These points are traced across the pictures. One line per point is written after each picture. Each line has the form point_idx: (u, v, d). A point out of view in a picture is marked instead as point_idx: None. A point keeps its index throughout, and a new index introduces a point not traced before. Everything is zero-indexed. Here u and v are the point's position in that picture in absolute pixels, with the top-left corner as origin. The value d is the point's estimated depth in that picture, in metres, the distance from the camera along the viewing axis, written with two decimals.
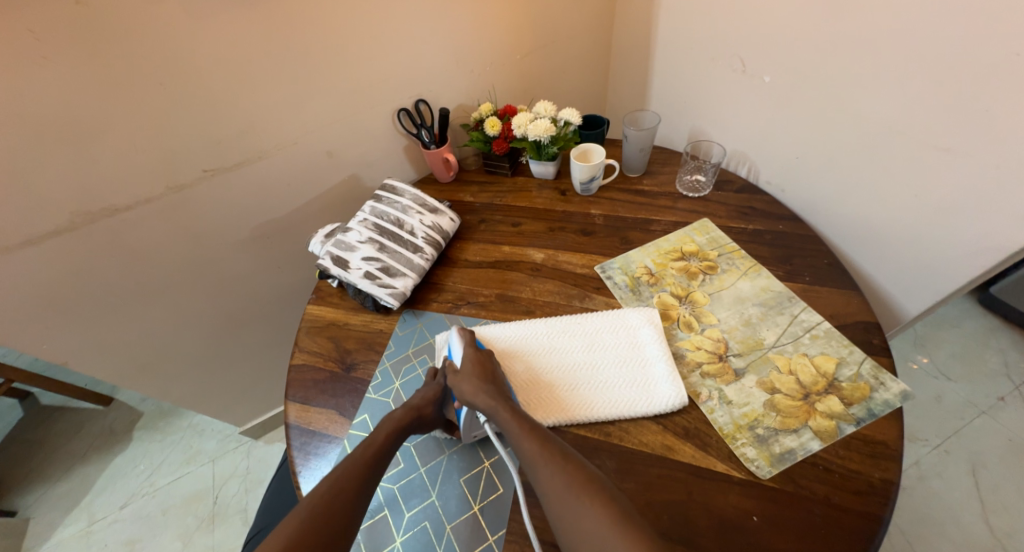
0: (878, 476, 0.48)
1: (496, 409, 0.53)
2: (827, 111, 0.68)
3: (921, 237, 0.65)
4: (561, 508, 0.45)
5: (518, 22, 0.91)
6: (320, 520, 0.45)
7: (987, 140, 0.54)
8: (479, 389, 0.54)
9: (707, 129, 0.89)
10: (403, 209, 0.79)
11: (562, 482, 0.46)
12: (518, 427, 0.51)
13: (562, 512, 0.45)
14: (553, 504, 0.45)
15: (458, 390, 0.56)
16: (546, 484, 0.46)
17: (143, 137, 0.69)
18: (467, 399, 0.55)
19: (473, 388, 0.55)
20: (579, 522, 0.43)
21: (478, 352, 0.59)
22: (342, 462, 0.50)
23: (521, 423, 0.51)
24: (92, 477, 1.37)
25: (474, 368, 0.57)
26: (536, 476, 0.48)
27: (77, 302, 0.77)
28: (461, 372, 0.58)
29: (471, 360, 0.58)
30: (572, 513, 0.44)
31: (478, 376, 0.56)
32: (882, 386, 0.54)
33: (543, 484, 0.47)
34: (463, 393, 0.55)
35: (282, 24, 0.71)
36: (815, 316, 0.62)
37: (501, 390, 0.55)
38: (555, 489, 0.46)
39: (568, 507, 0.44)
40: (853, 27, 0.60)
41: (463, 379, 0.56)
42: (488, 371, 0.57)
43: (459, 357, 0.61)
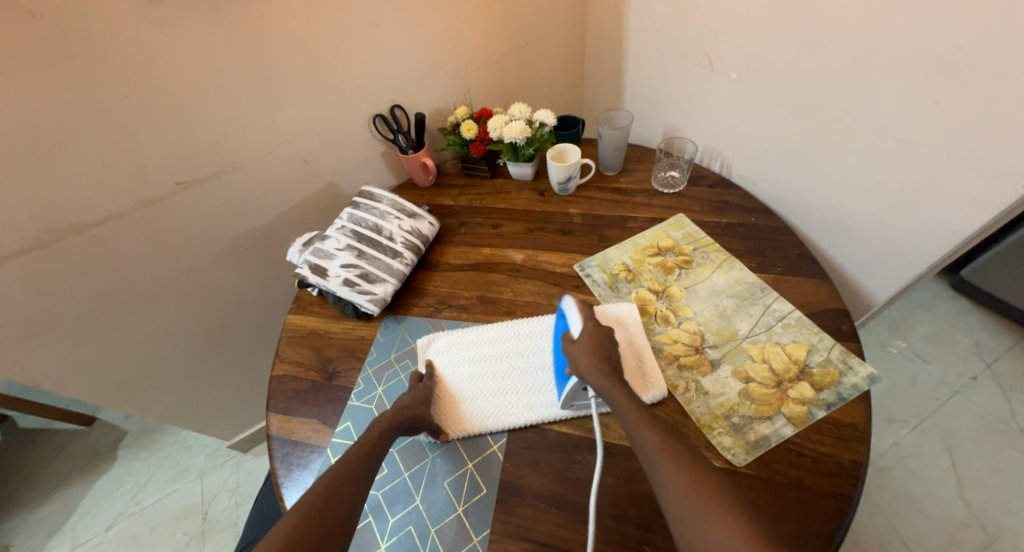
0: (848, 458, 0.50)
1: (611, 390, 0.51)
2: (792, 105, 0.69)
3: (885, 225, 0.67)
4: (680, 505, 0.41)
5: (490, 26, 0.91)
6: (317, 518, 0.44)
7: (940, 131, 0.56)
8: (596, 366, 0.53)
9: (679, 126, 0.90)
10: (381, 215, 0.79)
11: (684, 479, 0.42)
12: (633, 413, 0.49)
13: (680, 509, 0.41)
14: (672, 501, 0.42)
15: (573, 361, 0.55)
16: (665, 479, 0.43)
17: (110, 151, 0.68)
18: (581, 372, 0.54)
19: (589, 364, 0.54)
20: (699, 525, 0.40)
21: (597, 327, 0.58)
22: (338, 461, 0.50)
23: (637, 408, 0.49)
24: (76, 498, 1.33)
25: (590, 342, 0.56)
26: (653, 467, 0.45)
27: (49, 320, 0.75)
28: (578, 341, 0.57)
29: (589, 334, 0.57)
30: (693, 514, 0.40)
31: (594, 352, 0.55)
32: (851, 370, 0.56)
33: (660, 475, 0.44)
34: (577, 365, 0.55)
35: (249, 33, 0.70)
36: (786, 305, 0.64)
37: (616, 372, 0.54)
38: (676, 483, 0.42)
39: (689, 504, 0.41)
40: (811, 24, 0.61)
41: (580, 352, 0.56)
42: (604, 350, 0.56)
43: (578, 326, 0.59)
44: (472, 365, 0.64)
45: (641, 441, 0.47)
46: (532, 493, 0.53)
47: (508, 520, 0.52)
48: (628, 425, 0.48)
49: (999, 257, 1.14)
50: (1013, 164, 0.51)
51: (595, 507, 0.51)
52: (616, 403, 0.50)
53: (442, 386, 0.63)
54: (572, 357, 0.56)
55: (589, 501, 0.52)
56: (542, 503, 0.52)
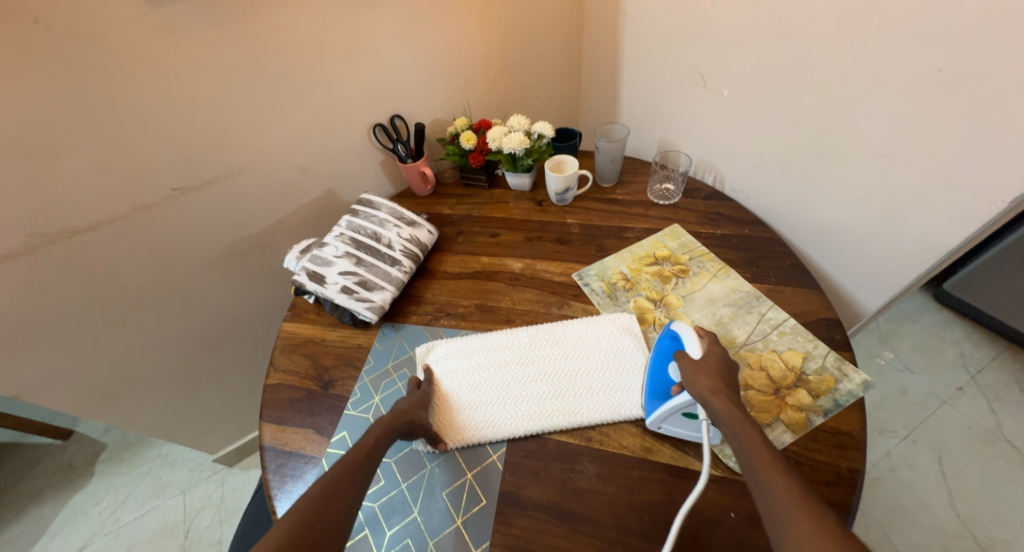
0: (845, 466, 0.50)
1: (735, 419, 0.45)
2: (783, 121, 0.71)
3: (873, 237, 0.69)
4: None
5: (488, 40, 0.93)
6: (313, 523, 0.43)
7: (923, 146, 0.58)
8: (719, 391, 0.48)
9: (674, 140, 0.93)
10: (380, 222, 0.78)
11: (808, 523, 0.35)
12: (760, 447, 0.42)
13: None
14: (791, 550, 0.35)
15: (687, 380, 0.51)
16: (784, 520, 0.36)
17: (104, 156, 0.68)
18: (700, 392, 0.49)
19: (710, 388, 0.49)
20: None
21: (722, 355, 0.54)
22: (337, 463, 0.48)
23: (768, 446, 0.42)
24: (51, 515, 1.28)
25: (715, 368, 0.52)
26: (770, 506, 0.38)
27: (33, 327, 0.73)
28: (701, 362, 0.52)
29: (710, 359, 0.53)
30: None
31: (717, 376, 0.50)
32: (846, 377, 0.57)
33: (781, 523, 0.36)
34: (697, 383, 0.50)
35: (250, 41, 0.71)
36: (781, 313, 0.65)
37: (738, 403, 0.48)
38: (796, 527, 0.35)
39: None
40: (801, 42, 0.64)
41: (699, 375, 0.51)
42: (728, 379, 0.51)
43: (697, 346, 0.54)
44: (472, 374, 0.64)
45: (759, 475, 0.40)
46: (533, 503, 0.53)
47: (508, 532, 0.51)
48: (747, 456, 0.42)
49: (980, 269, 1.17)
50: (994, 178, 0.53)
51: (596, 517, 0.51)
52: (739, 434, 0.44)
53: (440, 395, 0.62)
54: (689, 376, 0.51)
55: (589, 511, 0.51)
56: (542, 513, 0.52)
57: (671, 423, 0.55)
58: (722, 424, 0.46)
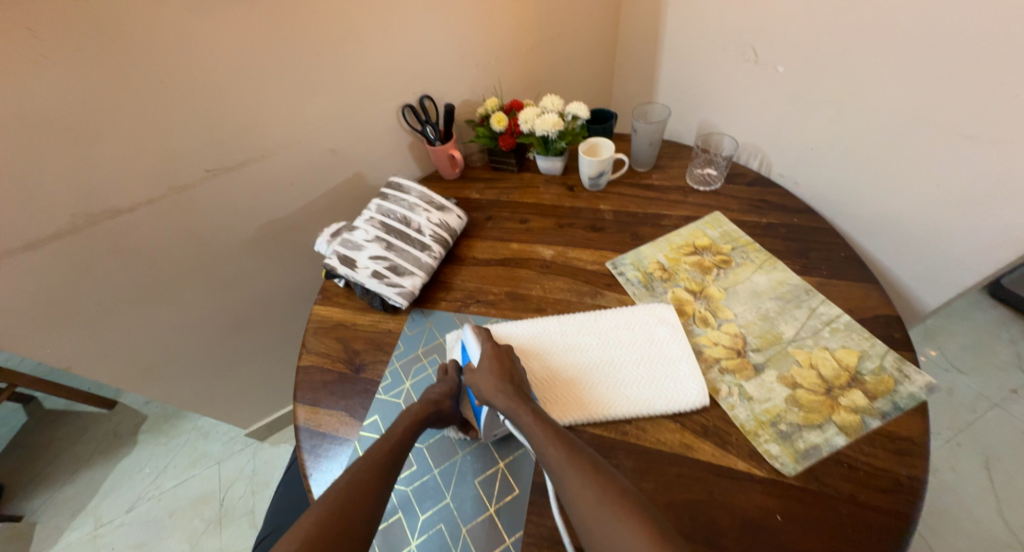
0: (906, 473, 0.47)
1: (517, 410, 0.51)
2: (844, 101, 0.66)
3: (942, 227, 0.64)
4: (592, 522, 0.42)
5: (522, 16, 0.89)
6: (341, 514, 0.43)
7: (1013, 128, 0.52)
8: (498, 389, 0.53)
9: (716, 122, 0.87)
10: (409, 206, 0.77)
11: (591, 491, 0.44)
12: (540, 432, 0.49)
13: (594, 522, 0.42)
14: (582, 514, 0.43)
15: (475, 389, 0.55)
16: (574, 494, 0.44)
17: (144, 136, 0.68)
18: (485, 398, 0.53)
19: (492, 388, 0.53)
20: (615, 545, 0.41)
21: (496, 348, 0.58)
22: (362, 456, 0.49)
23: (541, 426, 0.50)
24: (98, 479, 1.36)
25: (492, 364, 0.56)
26: (563, 486, 0.45)
27: (80, 304, 0.75)
28: (478, 367, 0.56)
29: (488, 356, 0.57)
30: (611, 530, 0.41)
31: (493, 373, 0.55)
32: (907, 379, 0.53)
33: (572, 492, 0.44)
34: (480, 391, 0.54)
35: (284, 18, 0.69)
36: (833, 309, 0.61)
37: (521, 391, 0.53)
38: (583, 499, 0.44)
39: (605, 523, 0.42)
40: (870, 14, 0.58)
41: (479, 379, 0.55)
42: (506, 370, 0.55)
43: (476, 352, 0.59)
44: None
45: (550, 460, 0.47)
46: None
47: (542, 524, 0.50)
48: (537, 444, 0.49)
49: None
50: None
51: None
52: (523, 423, 0.51)
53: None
54: (474, 386, 0.55)
55: None
56: None
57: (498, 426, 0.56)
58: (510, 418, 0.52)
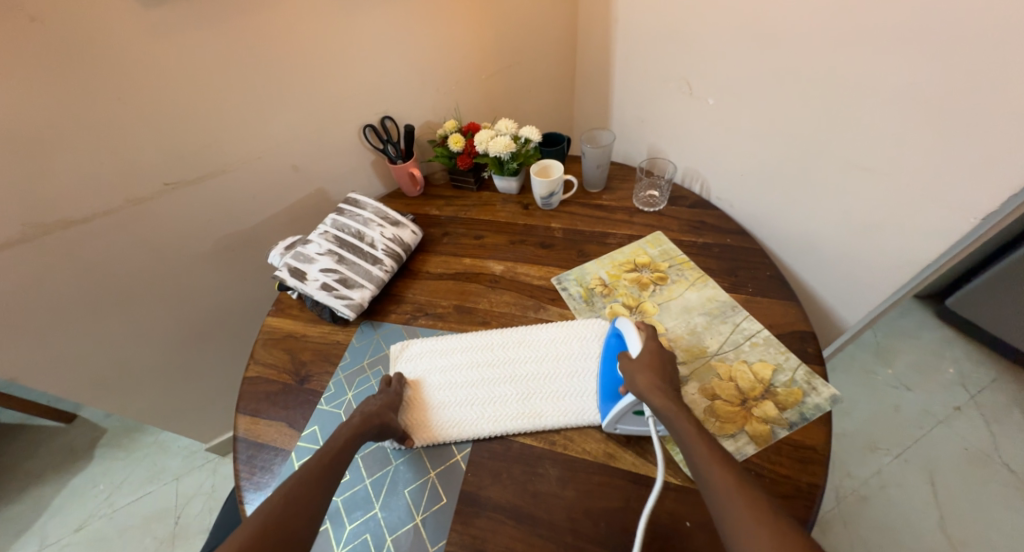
0: (806, 480, 0.50)
1: (674, 414, 0.48)
2: (766, 131, 0.71)
3: (853, 252, 0.68)
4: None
5: (480, 44, 0.94)
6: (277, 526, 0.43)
7: (901, 160, 0.57)
8: (656, 386, 0.50)
9: (662, 147, 0.92)
10: (363, 222, 0.80)
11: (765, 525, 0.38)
12: (698, 440, 0.45)
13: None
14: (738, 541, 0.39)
15: (630, 379, 0.52)
16: (740, 521, 0.39)
17: (99, 150, 0.70)
18: (641, 391, 0.50)
19: (649, 384, 0.51)
20: None
21: (660, 349, 0.56)
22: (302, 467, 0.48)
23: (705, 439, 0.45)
24: (50, 496, 1.32)
25: (652, 363, 0.54)
26: (719, 506, 0.41)
27: (29, 314, 0.76)
28: (639, 359, 0.54)
29: (649, 353, 0.54)
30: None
31: (651, 371, 0.52)
32: (815, 391, 0.56)
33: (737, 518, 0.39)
34: (637, 383, 0.51)
35: (243, 42, 0.73)
36: (755, 324, 0.64)
37: (679, 397, 0.50)
38: (755, 530, 0.38)
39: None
40: (783, 53, 0.64)
41: (641, 374, 0.52)
42: (665, 372, 0.53)
43: (635, 343, 0.55)
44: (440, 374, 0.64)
45: (706, 472, 0.43)
46: (492, 504, 0.53)
47: (465, 531, 0.51)
48: (693, 454, 0.45)
49: (984, 286, 1.14)
50: (971, 195, 0.52)
51: (553, 522, 0.51)
52: (678, 429, 0.47)
53: (414, 393, 0.63)
54: (631, 377, 0.52)
55: (547, 515, 0.52)
56: (501, 515, 0.52)
57: (627, 421, 0.55)
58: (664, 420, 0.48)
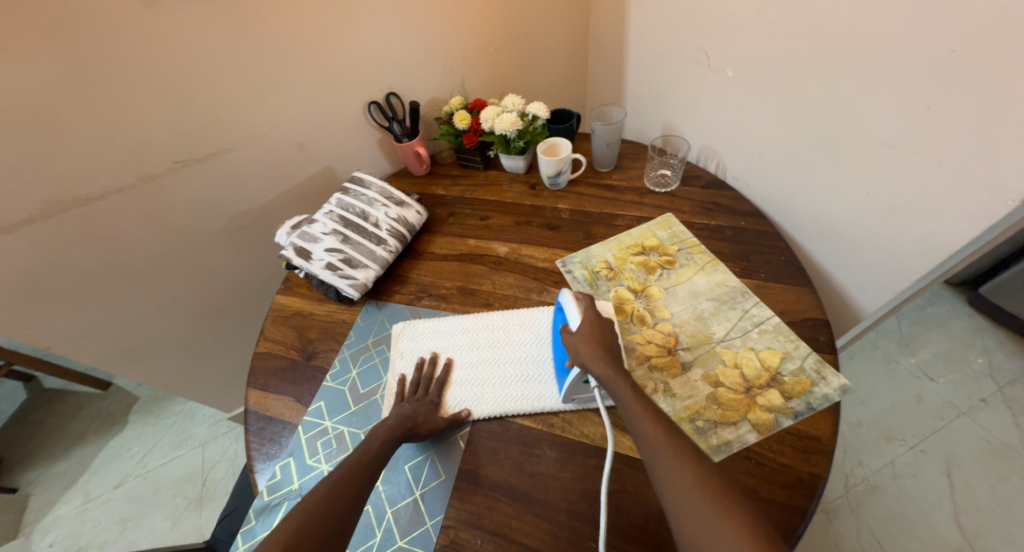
0: (808, 470, 0.48)
1: (614, 381, 0.51)
2: (787, 106, 0.67)
3: (874, 236, 0.65)
4: (680, 501, 0.41)
5: (489, 15, 0.91)
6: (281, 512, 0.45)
7: (932, 137, 0.53)
8: (598, 355, 0.53)
9: (677, 124, 0.89)
10: (369, 201, 0.80)
11: (690, 474, 0.42)
12: (636, 406, 0.48)
13: (676, 504, 0.41)
14: (671, 496, 0.42)
15: (573, 350, 0.55)
16: (670, 474, 0.43)
17: (109, 127, 0.71)
18: (583, 360, 0.53)
19: (591, 353, 0.53)
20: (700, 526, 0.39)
21: (598, 317, 0.57)
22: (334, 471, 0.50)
23: (642, 403, 0.48)
24: (89, 457, 1.41)
25: (591, 332, 0.56)
26: (655, 464, 0.44)
27: (54, 288, 0.79)
28: (578, 331, 0.56)
29: (589, 323, 0.56)
30: (699, 513, 0.40)
31: (591, 340, 0.55)
32: (823, 380, 0.55)
33: (665, 470, 0.43)
34: (579, 353, 0.54)
35: (246, 16, 0.72)
36: (765, 311, 0.62)
37: (619, 365, 0.53)
38: (680, 479, 0.42)
39: (685, 504, 0.41)
40: (808, 20, 0.59)
41: (580, 343, 0.55)
42: (606, 340, 0.55)
43: (574, 316, 0.57)
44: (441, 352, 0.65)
45: (644, 432, 0.47)
46: (489, 482, 0.54)
47: (462, 507, 0.52)
48: (631, 419, 0.48)
49: None
50: (1007, 175, 0.48)
51: (548, 501, 0.52)
52: (618, 395, 0.50)
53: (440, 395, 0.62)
54: (572, 347, 0.55)
55: (542, 495, 0.52)
56: (497, 493, 0.53)
57: (581, 391, 0.57)
58: (605, 386, 0.51)
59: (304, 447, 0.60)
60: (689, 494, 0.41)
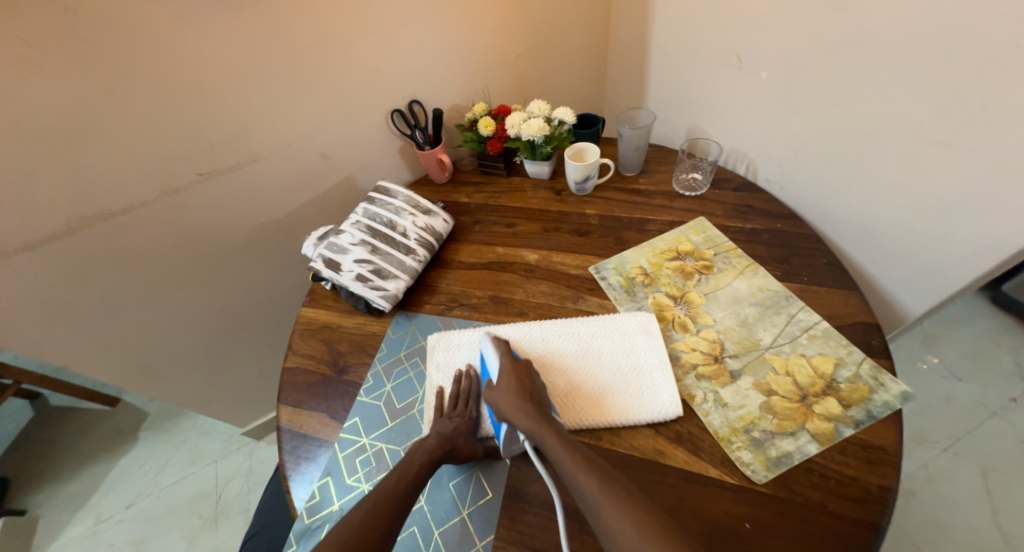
0: (876, 482, 0.47)
1: (539, 431, 0.50)
2: (826, 107, 0.66)
3: (922, 233, 0.64)
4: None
5: (511, 21, 0.90)
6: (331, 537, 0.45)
7: (987, 136, 0.52)
8: (518, 407, 0.52)
9: (704, 127, 0.88)
10: (396, 210, 0.78)
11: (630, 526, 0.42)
12: (563, 454, 0.48)
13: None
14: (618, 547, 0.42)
15: (496, 407, 0.55)
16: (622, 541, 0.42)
17: (133, 140, 0.69)
18: (506, 415, 0.53)
19: (513, 407, 0.53)
20: None
21: (515, 364, 0.58)
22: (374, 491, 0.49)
23: (567, 450, 0.48)
24: (100, 475, 1.38)
25: (510, 382, 0.56)
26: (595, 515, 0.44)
27: (77, 305, 0.77)
28: (497, 385, 0.56)
29: (507, 373, 0.57)
30: None
31: (513, 389, 0.55)
32: (882, 387, 0.53)
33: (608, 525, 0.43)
34: (501, 408, 0.54)
35: (275, 26, 0.71)
36: (812, 316, 0.61)
37: (543, 410, 0.53)
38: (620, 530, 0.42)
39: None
40: (851, 19, 0.58)
41: (502, 396, 0.55)
42: (527, 387, 0.55)
43: (494, 369, 0.59)
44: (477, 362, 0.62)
45: (577, 483, 0.46)
46: (539, 500, 0.52)
47: (513, 527, 0.50)
48: (564, 470, 0.47)
49: None
50: None
51: None
52: (546, 445, 0.50)
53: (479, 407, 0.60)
54: (495, 403, 0.55)
55: None
56: (549, 511, 0.51)
57: (517, 442, 0.55)
58: (532, 439, 0.51)
59: (342, 466, 0.58)
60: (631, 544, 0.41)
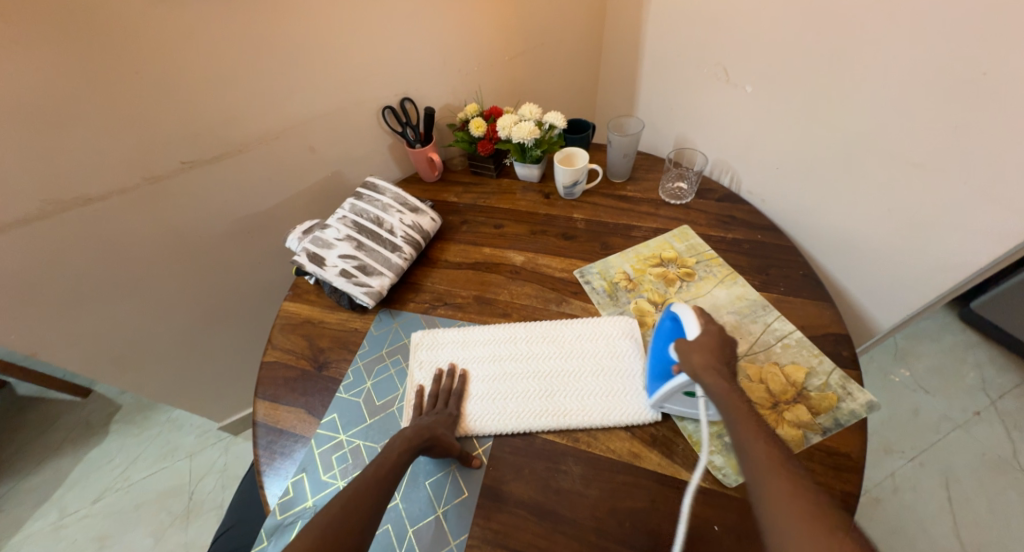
0: (839, 487, 0.49)
1: (726, 395, 0.47)
2: (807, 123, 0.68)
3: (895, 248, 0.66)
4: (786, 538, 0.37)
5: (506, 25, 0.91)
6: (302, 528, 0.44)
7: (959, 157, 0.54)
8: (711, 368, 0.50)
9: (691, 137, 0.90)
10: (383, 207, 0.78)
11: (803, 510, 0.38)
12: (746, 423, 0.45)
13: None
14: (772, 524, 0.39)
15: (684, 359, 0.52)
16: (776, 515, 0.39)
17: (115, 125, 0.68)
18: (695, 370, 0.50)
19: (704, 364, 0.50)
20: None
21: (718, 331, 0.54)
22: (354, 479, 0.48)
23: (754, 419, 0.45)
24: (68, 468, 1.34)
25: (708, 344, 0.52)
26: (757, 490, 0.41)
27: (49, 292, 0.75)
28: (694, 342, 0.53)
29: (707, 335, 0.53)
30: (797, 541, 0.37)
31: (709, 351, 0.52)
32: (850, 396, 0.55)
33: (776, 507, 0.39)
34: (691, 362, 0.51)
35: (268, 16, 0.71)
36: (787, 325, 0.63)
37: (733, 380, 0.50)
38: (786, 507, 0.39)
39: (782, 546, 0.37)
40: (833, 39, 0.60)
41: (695, 354, 0.51)
42: (722, 353, 0.52)
43: (695, 327, 0.54)
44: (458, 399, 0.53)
45: (751, 455, 0.43)
46: (514, 499, 0.52)
47: (487, 525, 0.51)
48: (739, 438, 0.44)
49: (1012, 291, 1.11)
50: None
51: (576, 519, 0.50)
52: (728, 410, 0.47)
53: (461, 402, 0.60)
54: (685, 357, 0.52)
55: (570, 513, 0.51)
56: (524, 510, 0.51)
57: (674, 401, 0.55)
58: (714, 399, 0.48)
59: (318, 462, 0.58)
60: (796, 528, 0.37)
